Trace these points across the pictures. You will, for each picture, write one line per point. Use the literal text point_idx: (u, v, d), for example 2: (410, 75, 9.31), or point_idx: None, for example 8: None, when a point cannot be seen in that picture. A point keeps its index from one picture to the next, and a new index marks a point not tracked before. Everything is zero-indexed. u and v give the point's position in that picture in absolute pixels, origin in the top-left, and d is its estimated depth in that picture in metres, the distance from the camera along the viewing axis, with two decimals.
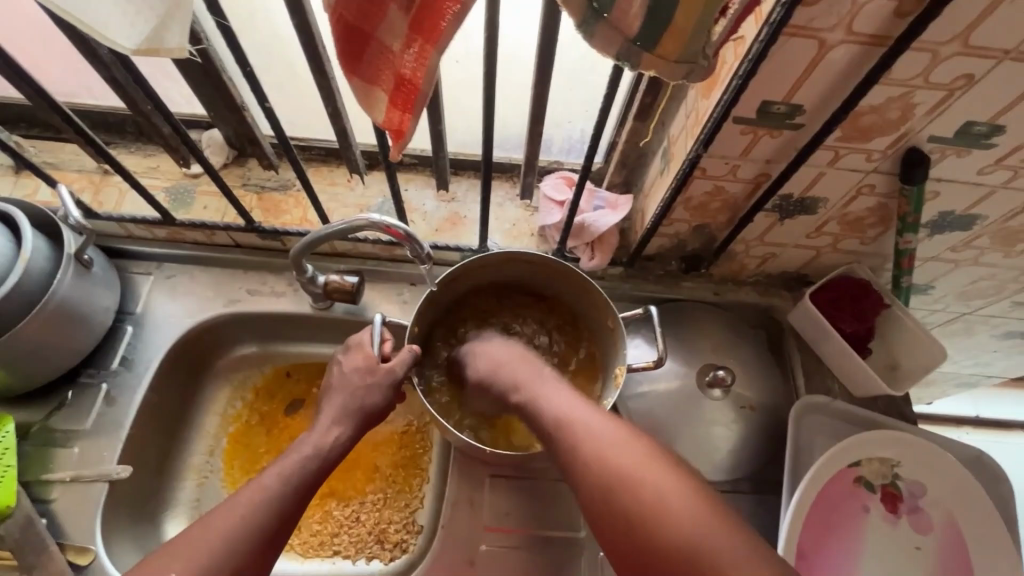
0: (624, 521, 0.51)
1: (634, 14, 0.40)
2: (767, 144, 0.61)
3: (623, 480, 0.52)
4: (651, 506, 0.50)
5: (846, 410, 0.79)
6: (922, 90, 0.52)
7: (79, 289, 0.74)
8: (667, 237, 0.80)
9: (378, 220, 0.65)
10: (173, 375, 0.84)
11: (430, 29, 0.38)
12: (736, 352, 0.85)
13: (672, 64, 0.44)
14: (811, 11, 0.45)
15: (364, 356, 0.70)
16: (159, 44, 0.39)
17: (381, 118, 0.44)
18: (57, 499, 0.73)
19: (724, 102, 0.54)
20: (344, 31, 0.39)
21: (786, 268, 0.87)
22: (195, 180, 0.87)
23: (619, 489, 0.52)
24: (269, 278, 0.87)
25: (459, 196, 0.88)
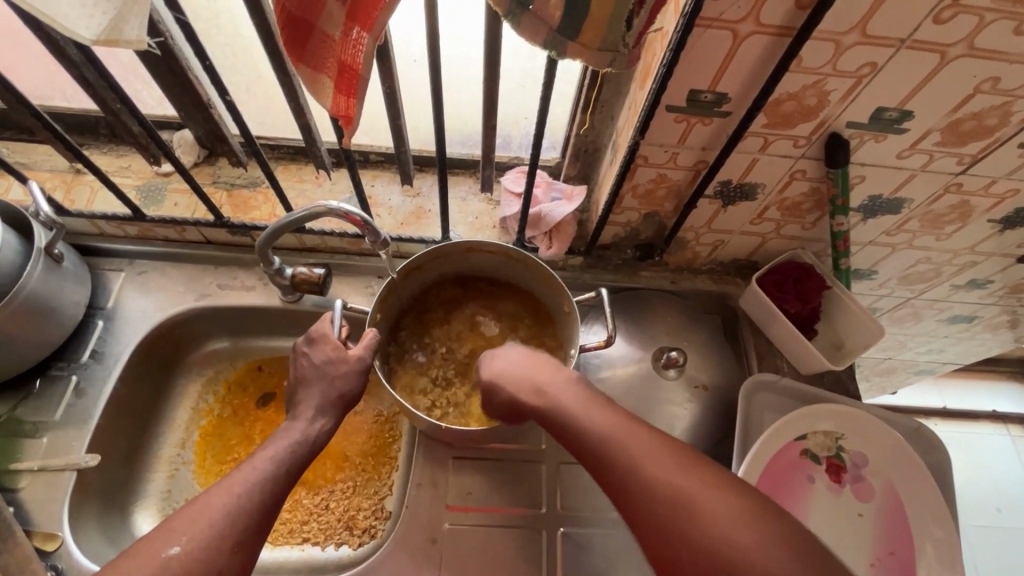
0: (656, 531, 0.52)
1: (554, 5, 0.44)
2: (701, 131, 0.65)
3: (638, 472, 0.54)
4: (680, 500, 0.52)
5: (792, 386, 0.83)
6: (832, 78, 0.57)
7: (48, 283, 0.76)
8: (620, 226, 0.84)
9: (338, 208, 0.68)
10: (143, 367, 0.85)
11: (366, 17, 0.42)
12: (691, 336, 0.89)
13: (595, 52, 0.48)
14: (720, 5, 0.50)
15: (334, 346, 0.70)
16: (119, 36, 0.43)
17: (329, 104, 0.48)
18: (25, 488, 0.74)
19: (654, 90, 0.58)
20: (289, 22, 0.43)
21: (736, 255, 0.91)
22: (166, 178, 0.90)
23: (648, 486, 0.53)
24: (239, 274, 0.90)
25: (424, 191, 0.91)
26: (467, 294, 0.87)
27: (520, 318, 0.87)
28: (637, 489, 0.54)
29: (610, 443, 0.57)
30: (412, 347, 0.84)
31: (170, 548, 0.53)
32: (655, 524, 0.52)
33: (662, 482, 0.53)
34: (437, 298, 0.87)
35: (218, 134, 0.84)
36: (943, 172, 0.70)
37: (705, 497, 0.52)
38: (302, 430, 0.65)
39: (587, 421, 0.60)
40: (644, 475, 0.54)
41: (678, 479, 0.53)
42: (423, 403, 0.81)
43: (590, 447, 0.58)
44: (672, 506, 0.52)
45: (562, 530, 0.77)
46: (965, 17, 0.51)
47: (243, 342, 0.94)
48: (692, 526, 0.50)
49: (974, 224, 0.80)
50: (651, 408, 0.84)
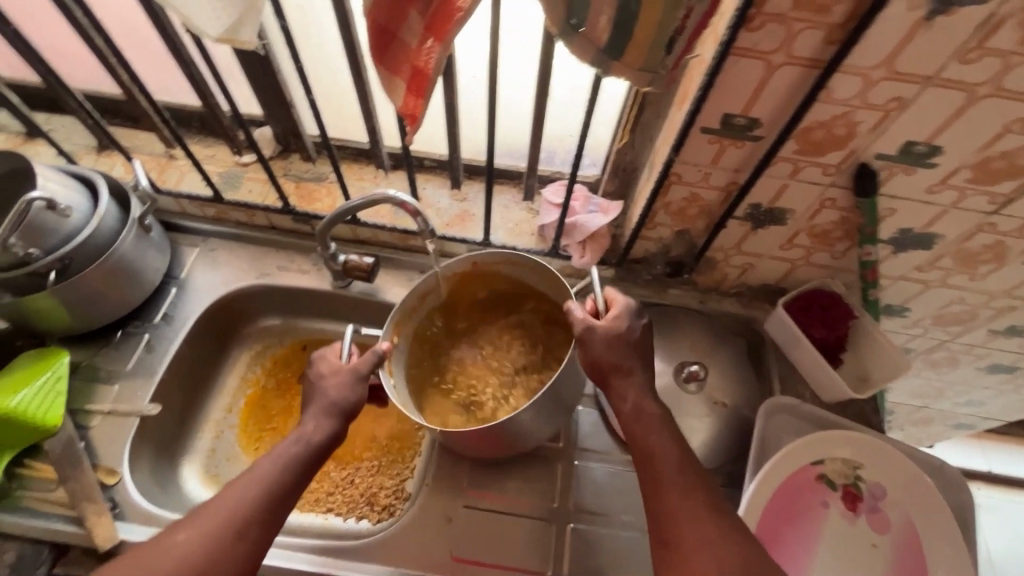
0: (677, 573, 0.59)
1: (602, 27, 0.51)
2: (733, 153, 0.70)
3: (686, 525, 0.60)
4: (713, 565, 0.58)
5: (812, 412, 0.84)
6: (860, 110, 0.61)
7: (137, 249, 0.86)
8: (652, 241, 0.88)
9: (395, 196, 0.76)
10: (204, 334, 0.95)
11: (440, 29, 0.49)
12: (714, 353, 0.93)
13: (636, 71, 0.54)
14: (754, 36, 0.55)
15: (329, 364, 0.73)
16: (234, 35, 0.52)
17: (400, 102, 0.56)
18: (95, 427, 0.82)
19: (691, 111, 0.64)
20: (376, 30, 0.51)
21: (765, 280, 0.93)
22: (245, 167, 0.99)
23: (690, 538, 0.60)
24: (298, 258, 0.99)
25: (470, 196, 0.99)
26: (495, 311, 0.88)
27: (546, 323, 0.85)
28: (681, 534, 0.60)
29: (673, 485, 0.63)
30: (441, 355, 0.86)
31: (178, 538, 0.60)
32: None
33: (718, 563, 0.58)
34: (458, 315, 0.88)
35: (294, 132, 0.95)
36: (975, 211, 0.71)
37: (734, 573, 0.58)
38: (341, 394, 0.71)
39: (662, 454, 0.65)
40: (695, 541, 0.60)
41: (715, 547, 0.59)
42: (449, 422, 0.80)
43: (651, 472, 0.64)
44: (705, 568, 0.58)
45: (571, 525, 0.80)
46: (991, 59, 0.54)
47: (293, 322, 1.02)
48: None
49: (1009, 266, 0.80)
50: None
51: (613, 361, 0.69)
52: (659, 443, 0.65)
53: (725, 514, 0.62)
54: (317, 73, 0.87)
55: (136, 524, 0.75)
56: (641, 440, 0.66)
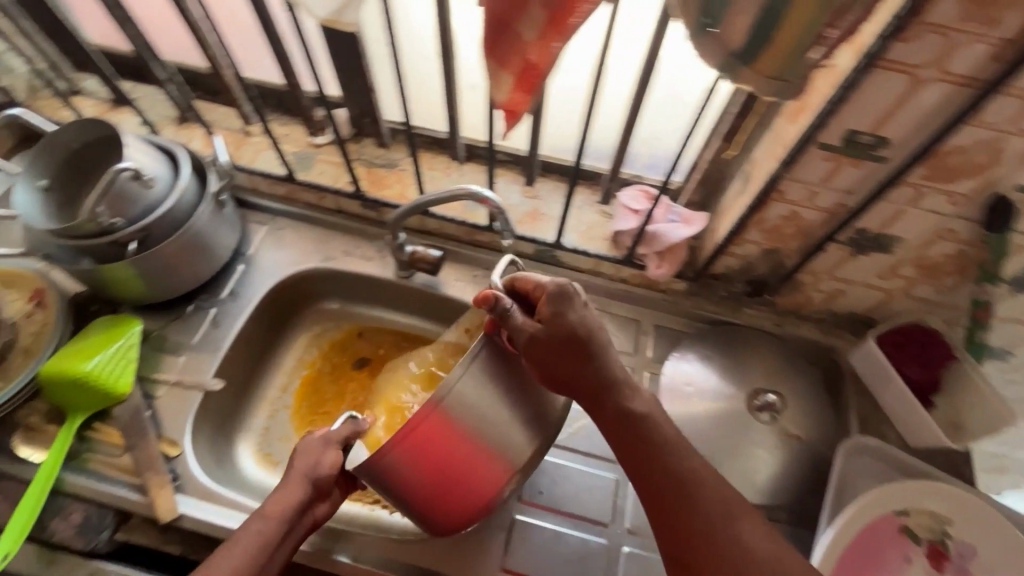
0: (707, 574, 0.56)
1: (739, 30, 0.46)
2: (849, 173, 0.64)
3: (706, 522, 0.57)
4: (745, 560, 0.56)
5: (897, 457, 0.78)
6: (1012, 137, 0.54)
7: (212, 224, 0.86)
8: (736, 258, 0.83)
9: (478, 193, 0.73)
10: (268, 313, 0.95)
11: (561, 24, 0.46)
12: (790, 381, 0.87)
13: (766, 80, 0.49)
14: (907, 48, 0.49)
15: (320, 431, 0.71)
16: (339, 18, 0.52)
17: (503, 97, 0.53)
18: (161, 397, 0.83)
19: (812, 125, 0.58)
20: (492, 21, 0.48)
21: (853, 309, 0.87)
22: (317, 149, 0.98)
23: (713, 536, 0.57)
24: (363, 244, 0.98)
25: (542, 195, 0.95)
26: None
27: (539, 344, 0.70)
28: (703, 534, 0.57)
29: (680, 481, 0.58)
30: None
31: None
32: None
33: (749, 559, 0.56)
34: None
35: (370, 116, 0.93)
36: None
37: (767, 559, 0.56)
38: None
39: (664, 448, 0.60)
40: (719, 538, 0.56)
41: (739, 539, 0.57)
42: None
43: (652, 476, 0.59)
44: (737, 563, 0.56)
45: (625, 548, 0.77)
46: None
47: (352, 307, 1.00)
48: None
49: None
50: (736, 448, 0.82)
51: (550, 362, 0.59)
52: (657, 435, 0.60)
53: (741, 520, 0.57)
54: (410, 59, 0.83)
55: (194, 498, 0.75)
56: (632, 439, 0.60)
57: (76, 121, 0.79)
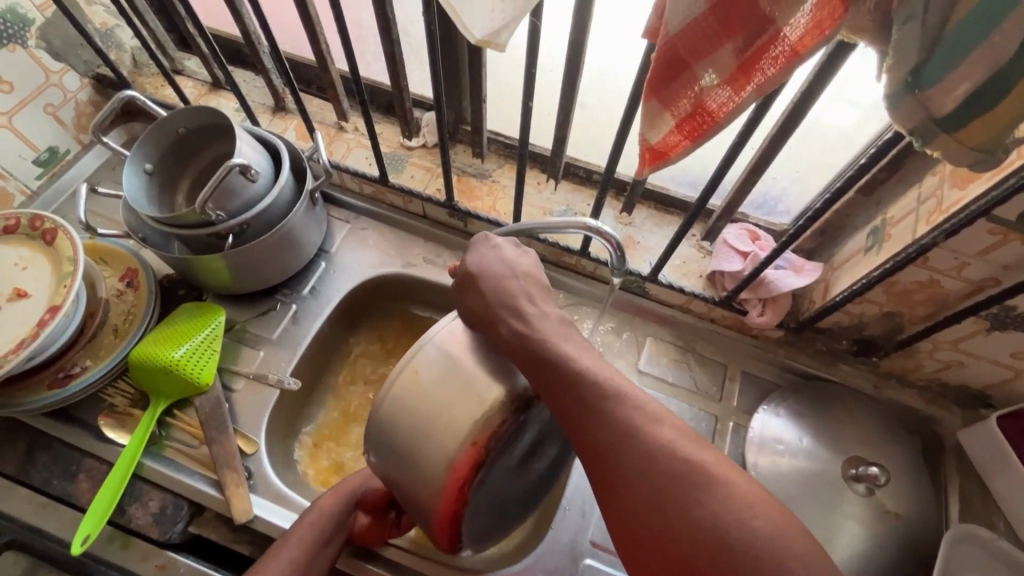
0: (640, 499, 0.45)
1: (954, 96, 0.41)
2: (1013, 249, 0.58)
3: (627, 434, 0.47)
4: (681, 472, 0.44)
5: (1010, 553, 0.72)
6: None
7: (304, 221, 0.86)
8: (849, 315, 0.78)
9: (596, 227, 0.67)
10: (345, 313, 0.94)
11: (744, 80, 0.43)
12: (888, 451, 0.81)
13: (965, 150, 0.44)
14: None
15: None
16: (493, 39, 0.48)
17: (658, 138, 0.49)
18: (238, 391, 0.83)
19: (990, 198, 0.53)
20: (669, 58, 0.42)
21: (967, 382, 0.80)
22: (410, 152, 0.97)
23: (636, 451, 0.46)
24: (444, 253, 0.96)
25: (637, 222, 0.91)
26: None
27: None
28: (629, 454, 0.47)
29: (597, 395, 0.50)
30: None
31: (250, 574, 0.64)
32: (647, 510, 0.44)
33: (682, 468, 0.45)
34: None
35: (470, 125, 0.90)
36: None
37: (701, 468, 0.45)
38: None
39: (581, 363, 0.52)
40: (643, 450, 0.46)
41: (665, 447, 0.46)
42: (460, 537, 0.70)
43: (568, 397, 0.51)
44: (670, 478, 0.45)
45: None
46: None
47: (424, 313, 0.98)
48: (692, 504, 0.43)
49: None
50: (826, 516, 0.77)
51: (471, 304, 0.59)
52: (564, 350, 0.53)
53: (653, 424, 0.48)
54: None
55: (266, 500, 0.75)
56: (543, 357, 0.53)
57: (187, 107, 0.78)
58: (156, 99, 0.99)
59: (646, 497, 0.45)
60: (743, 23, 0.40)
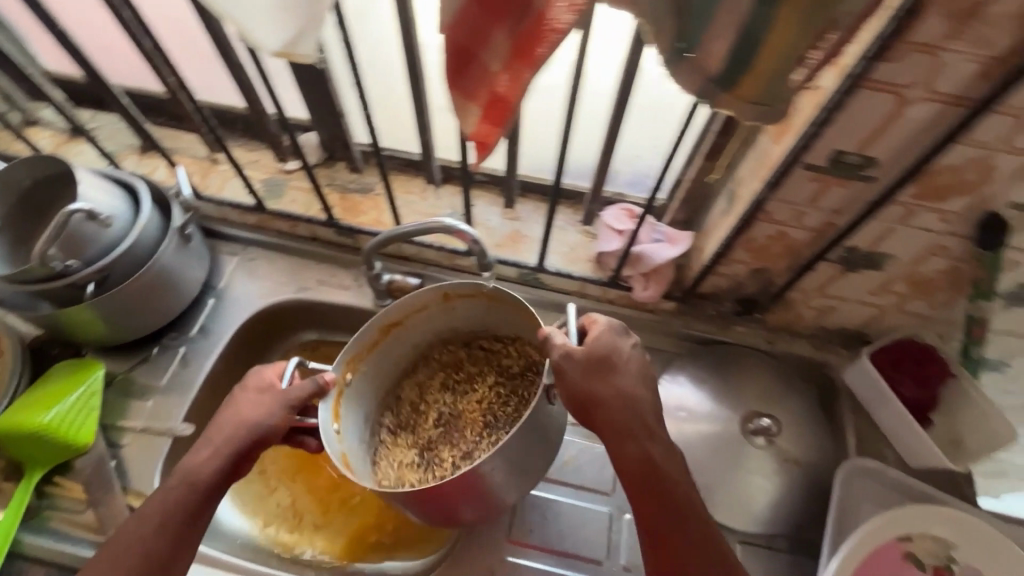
0: (660, 536, 0.58)
1: (716, 55, 0.43)
2: (836, 193, 0.61)
3: (669, 493, 0.58)
4: (694, 531, 0.57)
5: (900, 480, 0.76)
6: (1003, 154, 0.52)
7: (179, 259, 0.82)
8: (724, 277, 0.81)
9: (453, 225, 0.70)
10: (241, 348, 0.90)
11: (528, 56, 0.43)
12: (785, 403, 0.83)
13: (747, 105, 0.47)
14: (892, 67, 0.47)
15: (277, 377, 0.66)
16: (295, 50, 0.48)
17: (471, 129, 0.49)
18: (127, 445, 0.79)
19: (796, 146, 0.56)
20: (453, 52, 0.44)
21: (845, 324, 0.84)
22: (288, 175, 0.95)
23: (670, 507, 0.58)
24: (338, 272, 0.93)
25: (524, 215, 0.92)
26: (461, 369, 0.82)
27: (496, 378, 0.80)
28: (665, 505, 0.58)
29: (653, 457, 0.59)
30: (417, 403, 0.81)
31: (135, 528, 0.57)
32: (659, 543, 0.58)
33: (694, 530, 0.57)
34: (443, 384, 0.81)
35: (342, 140, 0.89)
36: None
37: (709, 531, 0.57)
38: None
39: (654, 430, 0.60)
40: (672, 508, 0.58)
41: (691, 510, 0.58)
42: (411, 478, 0.75)
43: (630, 451, 0.59)
44: (687, 531, 0.57)
45: None
46: None
47: (328, 336, 0.95)
48: (688, 551, 0.57)
49: None
50: (732, 473, 0.79)
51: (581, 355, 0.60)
52: (640, 413, 0.60)
53: (688, 493, 0.59)
54: (371, 78, 0.79)
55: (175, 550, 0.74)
56: (619, 413, 0.59)
57: (26, 158, 0.75)
58: (10, 154, 0.94)
59: (663, 534, 0.58)
60: (506, 8, 0.41)
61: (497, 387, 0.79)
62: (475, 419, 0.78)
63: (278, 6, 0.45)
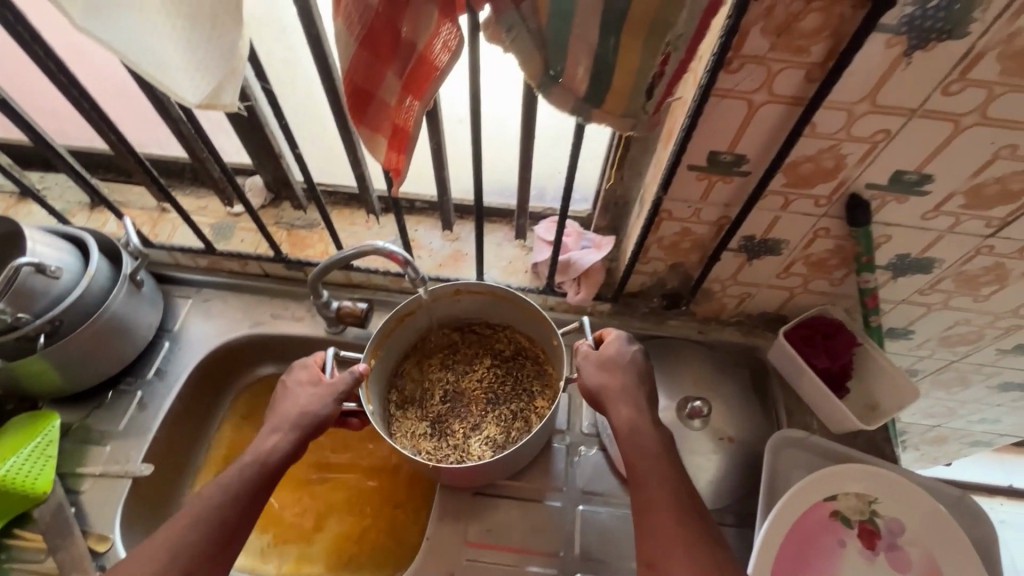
0: (649, 490, 0.67)
1: (580, 78, 0.51)
2: (722, 189, 0.69)
3: (657, 455, 0.68)
4: (677, 488, 0.67)
5: (824, 445, 0.82)
6: (847, 143, 0.61)
7: (129, 304, 0.85)
8: (646, 275, 0.88)
9: (383, 247, 0.75)
10: (200, 387, 0.92)
11: (419, 87, 0.50)
12: (716, 386, 0.90)
13: (618, 118, 0.54)
14: (734, 77, 0.55)
15: (307, 374, 0.75)
16: (215, 100, 0.52)
17: (383, 158, 0.55)
18: (86, 491, 0.81)
19: (675, 150, 0.64)
20: (354, 93, 0.50)
21: (764, 308, 0.92)
22: (237, 218, 1.00)
23: (657, 465, 0.68)
24: (291, 305, 0.97)
25: (463, 236, 0.98)
26: (456, 350, 0.93)
27: (488, 358, 0.92)
28: (653, 464, 0.68)
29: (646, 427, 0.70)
30: (418, 382, 0.90)
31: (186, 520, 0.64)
32: (648, 497, 0.66)
33: (678, 488, 0.67)
34: (440, 366, 0.91)
35: (284, 181, 0.95)
36: (971, 235, 0.70)
37: (689, 490, 0.67)
38: None
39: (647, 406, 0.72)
40: (659, 468, 0.68)
41: (676, 473, 0.68)
42: (425, 445, 0.85)
43: (626, 419, 0.70)
44: (671, 487, 0.67)
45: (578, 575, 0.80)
46: (974, 90, 0.53)
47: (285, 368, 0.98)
48: (671, 503, 0.66)
49: (1013, 286, 0.78)
50: None
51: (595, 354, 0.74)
52: (634, 393, 0.72)
53: (674, 460, 0.69)
54: (294, 119, 0.86)
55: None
56: (618, 392, 0.72)
57: None
58: None
59: (652, 488, 0.67)
60: (392, 52, 0.48)
61: (491, 366, 0.91)
62: (476, 394, 0.89)
63: (192, 63, 0.49)
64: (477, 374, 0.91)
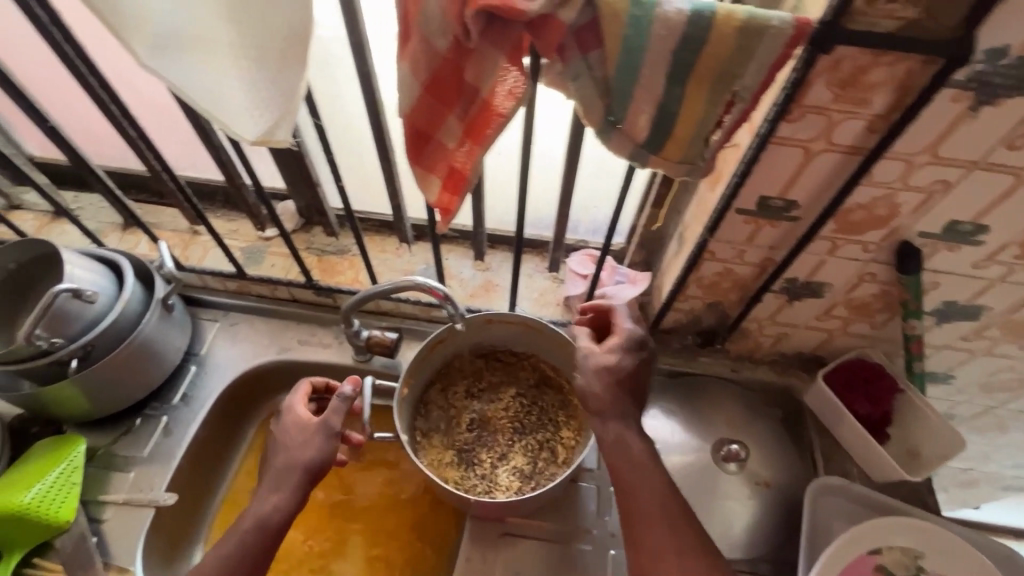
0: (644, 522, 0.63)
1: (641, 125, 0.50)
2: (769, 232, 0.68)
3: (651, 483, 0.64)
4: (673, 517, 0.63)
5: (865, 495, 0.80)
6: (903, 192, 0.60)
7: (160, 330, 0.84)
8: (682, 312, 0.86)
9: (423, 283, 0.75)
10: (224, 413, 0.91)
11: (479, 132, 0.49)
12: (751, 429, 0.88)
13: (674, 164, 0.53)
14: (793, 126, 0.55)
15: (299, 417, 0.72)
16: (270, 137, 0.51)
17: (434, 197, 0.54)
18: (108, 519, 0.80)
19: (726, 193, 0.63)
20: (414, 134, 0.50)
21: (801, 349, 0.89)
22: (268, 242, 0.99)
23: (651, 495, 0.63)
24: (318, 330, 0.96)
25: (494, 266, 0.97)
26: (481, 377, 0.90)
27: (514, 386, 0.90)
28: (648, 493, 0.63)
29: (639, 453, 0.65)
30: (444, 409, 0.88)
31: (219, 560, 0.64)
32: (642, 528, 0.62)
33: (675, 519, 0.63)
34: (466, 393, 0.89)
35: (318, 208, 0.94)
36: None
37: (685, 522, 0.63)
38: None
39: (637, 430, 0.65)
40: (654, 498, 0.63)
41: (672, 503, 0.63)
42: (451, 475, 0.83)
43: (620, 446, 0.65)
44: (665, 517, 0.63)
45: None
46: None
47: None
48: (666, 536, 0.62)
49: None
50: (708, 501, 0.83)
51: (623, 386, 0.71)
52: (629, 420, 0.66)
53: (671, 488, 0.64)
54: (341, 147, 0.86)
55: None
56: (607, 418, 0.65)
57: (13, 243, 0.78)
58: None
59: (647, 519, 0.63)
60: (455, 96, 0.48)
61: (517, 395, 0.89)
62: (503, 423, 0.87)
63: (253, 102, 0.49)
64: (503, 403, 0.89)
